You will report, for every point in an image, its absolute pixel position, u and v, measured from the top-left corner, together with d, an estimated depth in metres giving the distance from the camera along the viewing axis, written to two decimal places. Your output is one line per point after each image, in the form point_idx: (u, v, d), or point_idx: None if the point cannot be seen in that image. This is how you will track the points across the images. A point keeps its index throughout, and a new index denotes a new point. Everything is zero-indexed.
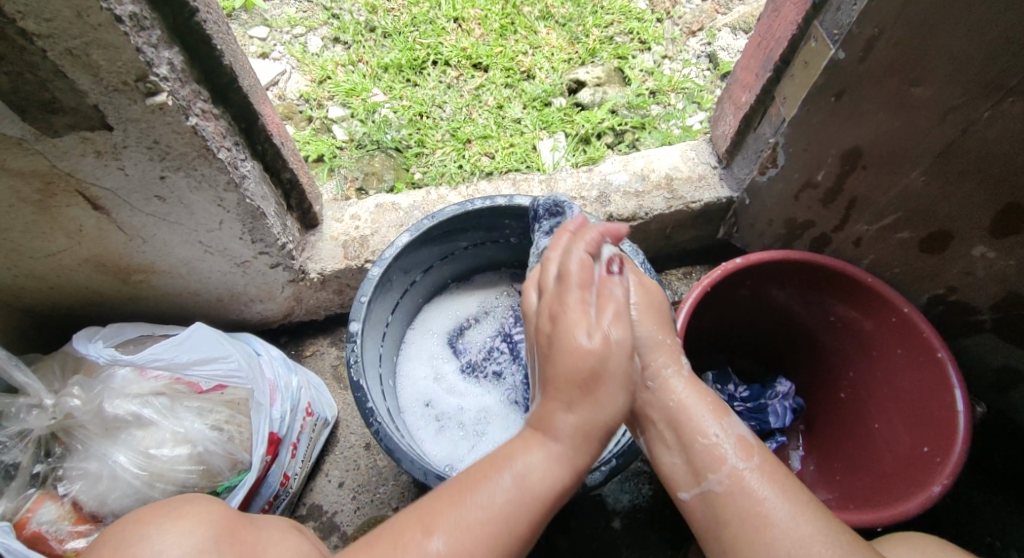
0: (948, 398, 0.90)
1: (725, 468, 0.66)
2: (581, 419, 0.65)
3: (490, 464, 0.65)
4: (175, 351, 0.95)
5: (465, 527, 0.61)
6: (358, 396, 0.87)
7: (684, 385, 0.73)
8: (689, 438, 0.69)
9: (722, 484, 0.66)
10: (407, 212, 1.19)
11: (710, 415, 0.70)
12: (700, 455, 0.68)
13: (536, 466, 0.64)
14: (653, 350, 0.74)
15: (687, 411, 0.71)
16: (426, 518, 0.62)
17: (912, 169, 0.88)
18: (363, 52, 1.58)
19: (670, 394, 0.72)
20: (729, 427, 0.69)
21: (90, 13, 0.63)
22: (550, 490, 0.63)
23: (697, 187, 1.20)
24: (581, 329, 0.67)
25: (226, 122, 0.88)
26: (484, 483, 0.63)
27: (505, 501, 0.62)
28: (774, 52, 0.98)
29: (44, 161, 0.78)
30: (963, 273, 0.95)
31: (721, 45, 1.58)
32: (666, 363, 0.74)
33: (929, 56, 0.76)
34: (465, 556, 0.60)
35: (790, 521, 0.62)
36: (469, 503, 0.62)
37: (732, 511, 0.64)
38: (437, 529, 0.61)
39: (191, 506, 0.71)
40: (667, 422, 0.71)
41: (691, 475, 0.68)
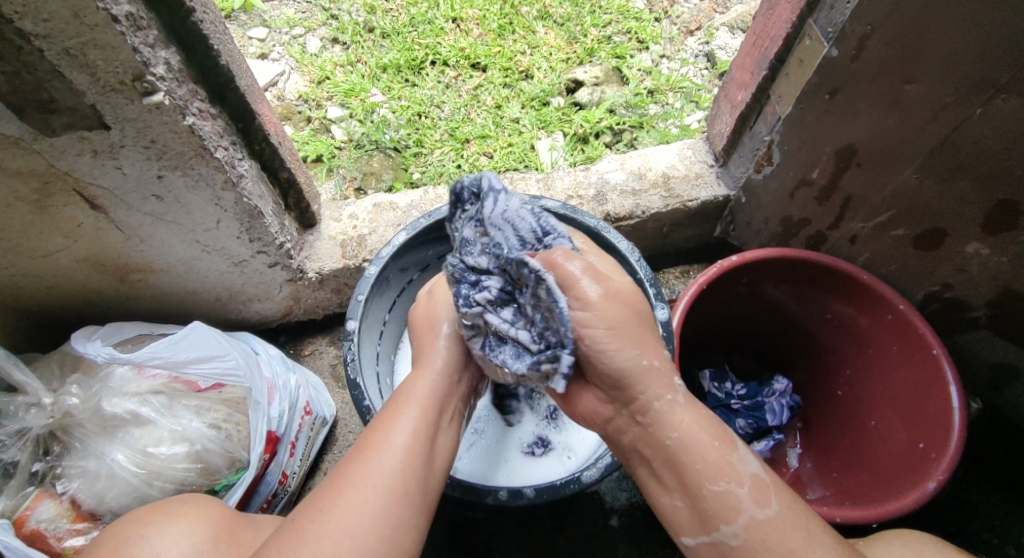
0: (944, 396, 0.90)
1: (740, 518, 0.63)
2: (449, 348, 0.81)
3: (390, 402, 0.76)
4: (173, 349, 0.94)
5: (393, 438, 0.70)
6: (354, 394, 0.87)
7: (686, 421, 0.65)
8: (696, 484, 0.64)
9: (737, 537, 0.64)
10: (405, 211, 1.19)
11: (721, 454, 0.65)
12: (710, 503, 0.64)
13: (424, 385, 0.77)
14: (638, 379, 0.64)
15: (695, 455, 0.64)
16: (357, 448, 0.71)
17: (906, 166, 0.89)
18: (362, 52, 1.59)
19: (669, 433, 0.65)
20: (739, 469, 0.64)
21: (87, 13, 0.64)
22: (440, 396, 0.77)
23: (694, 186, 1.20)
24: (433, 311, 0.85)
25: (223, 122, 0.88)
26: (392, 410, 0.74)
27: (414, 411, 0.74)
28: (769, 50, 0.99)
29: (41, 161, 0.78)
30: (958, 270, 0.95)
31: (720, 44, 1.59)
32: (656, 395, 0.64)
33: (922, 53, 0.76)
34: (402, 460, 0.69)
35: None
36: (388, 423, 0.72)
37: None
38: (370, 449, 0.70)
39: (189, 506, 0.72)
40: (666, 464, 0.66)
41: (697, 523, 0.65)
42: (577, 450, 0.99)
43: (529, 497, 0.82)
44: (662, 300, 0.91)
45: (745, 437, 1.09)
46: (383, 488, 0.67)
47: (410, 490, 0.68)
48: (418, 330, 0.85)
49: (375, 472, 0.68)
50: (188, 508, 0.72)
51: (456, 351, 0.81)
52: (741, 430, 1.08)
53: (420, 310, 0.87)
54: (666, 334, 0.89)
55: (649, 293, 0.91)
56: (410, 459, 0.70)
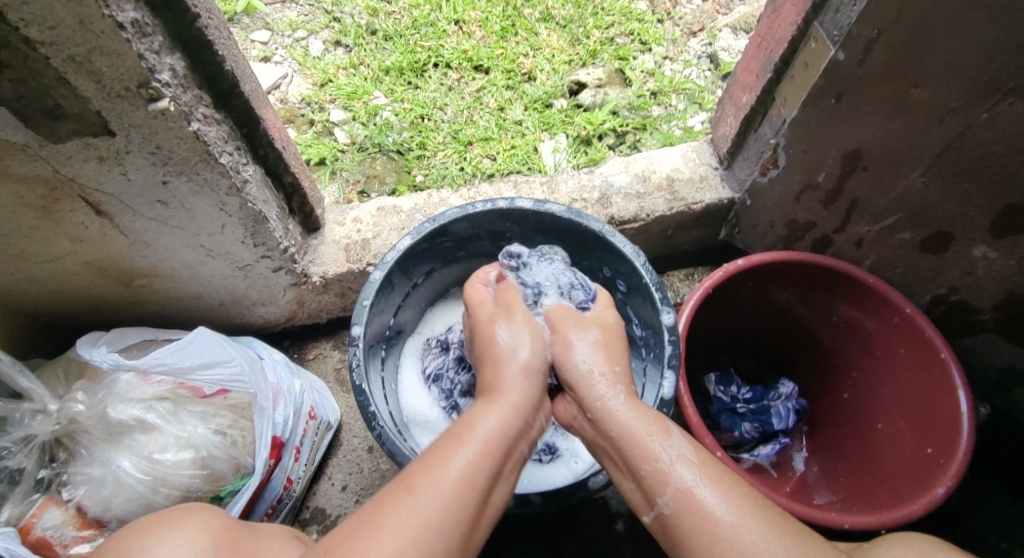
0: (952, 399, 0.89)
1: (668, 489, 0.66)
2: (521, 384, 0.74)
3: (452, 434, 0.69)
4: (179, 355, 0.94)
5: (444, 480, 0.64)
6: (360, 400, 0.87)
7: (625, 408, 0.72)
8: (634, 463, 0.69)
9: (670, 506, 0.65)
10: (409, 215, 1.19)
11: (652, 436, 0.69)
12: (647, 479, 0.67)
13: (490, 421, 0.69)
14: (586, 383, 0.75)
15: (631, 437, 0.70)
16: (403, 482, 0.65)
17: (912, 169, 0.88)
18: (364, 55, 1.59)
19: (611, 423, 0.71)
20: (671, 446, 0.68)
21: (93, 20, 0.64)
22: (506, 438, 0.69)
23: (699, 189, 1.20)
24: (490, 329, 0.80)
25: (228, 127, 0.88)
26: (449, 444, 0.67)
27: (472, 455, 0.66)
28: (774, 53, 0.98)
29: (47, 167, 0.78)
30: (964, 273, 0.95)
31: (722, 46, 1.58)
32: (604, 393, 0.73)
33: (928, 56, 0.76)
34: (447, 507, 0.63)
35: (735, 527, 0.62)
36: (442, 460, 0.66)
37: (684, 529, 0.64)
38: (418, 487, 0.64)
39: (189, 516, 0.72)
40: (614, 450, 0.71)
41: (644, 500, 0.68)
42: (584, 455, 0.99)
43: (536, 503, 0.82)
44: (669, 305, 0.91)
45: (750, 440, 1.09)
46: (424, 543, 0.61)
47: (456, 542, 0.63)
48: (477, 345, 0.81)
49: (422, 518, 0.62)
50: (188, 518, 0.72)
51: (531, 392, 0.74)
52: (747, 434, 1.08)
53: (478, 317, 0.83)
54: (673, 339, 0.88)
55: (655, 297, 0.90)
56: (457, 509, 0.63)
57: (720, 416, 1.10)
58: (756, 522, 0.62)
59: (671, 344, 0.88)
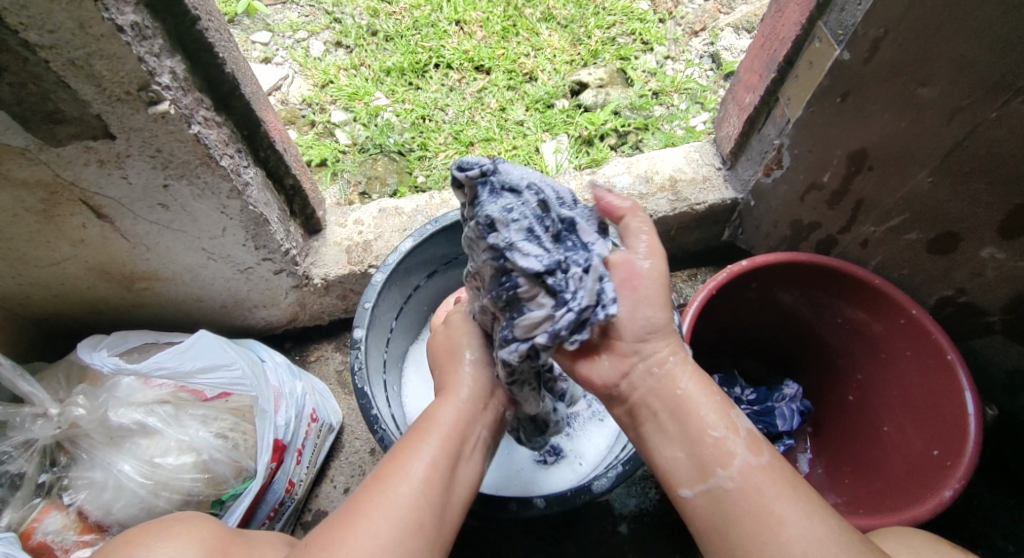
0: (959, 401, 0.89)
1: (734, 465, 0.63)
2: (473, 372, 0.79)
3: (414, 429, 0.73)
4: (180, 359, 0.96)
5: (409, 465, 0.67)
6: (363, 404, 0.86)
7: (689, 374, 0.69)
8: (695, 430, 0.66)
9: (731, 481, 0.63)
10: (411, 216, 1.19)
11: (715, 408, 0.67)
12: (707, 450, 0.65)
13: (446, 412, 0.74)
14: (658, 334, 0.70)
15: (694, 404, 0.67)
16: (368, 479, 0.67)
17: (920, 170, 0.88)
18: (365, 56, 1.58)
19: (676, 384, 0.68)
20: (734, 421, 0.66)
21: (93, 23, 0.63)
22: (462, 424, 0.73)
23: (702, 189, 1.19)
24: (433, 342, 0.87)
25: (228, 129, 0.87)
26: (412, 437, 0.71)
27: (437, 440, 0.70)
28: (778, 52, 0.98)
29: (47, 171, 0.78)
30: (972, 274, 0.94)
31: (724, 45, 1.57)
32: (668, 352, 0.70)
33: (935, 57, 0.75)
34: (413, 492, 0.65)
35: (804, 517, 0.60)
36: (405, 450, 0.69)
37: (744, 506, 0.61)
38: (386, 476, 0.66)
39: (182, 526, 0.71)
40: (669, 413, 0.67)
41: (695, 471, 0.65)
42: (588, 457, 0.99)
43: (540, 508, 0.81)
44: (673, 306, 0.90)
45: None
46: (399, 520, 0.63)
47: (428, 524, 0.64)
48: (437, 355, 0.84)
49: (392, 502, 0.64)
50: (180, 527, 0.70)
51: (484, 373, 0.79)
52: None
53: (437, 340, 0.86)
54: None
55: None
56: (425, 490, 0.66)
57: None
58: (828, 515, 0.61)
59: None
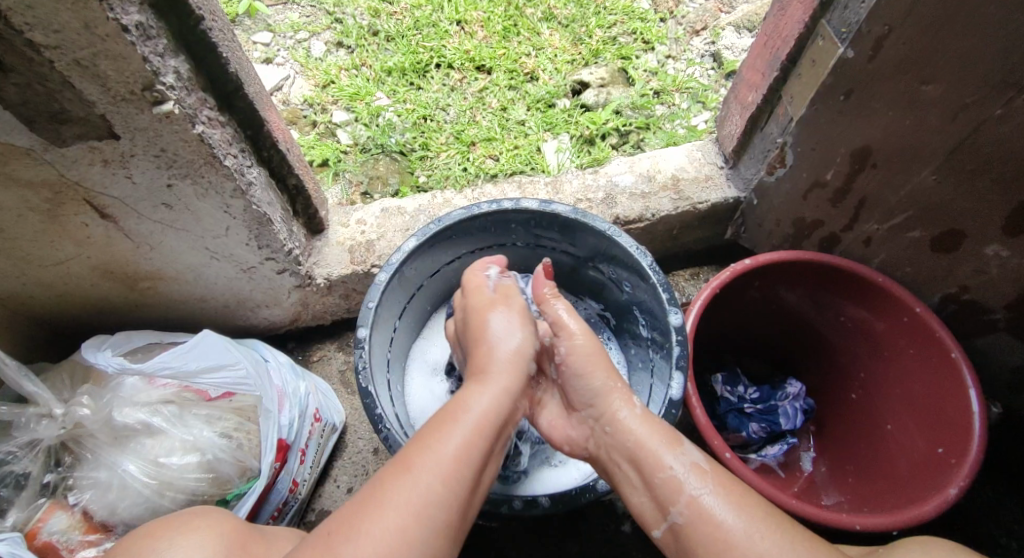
0: (963, 399, 0.89)
1: (683, 498, 0.68)
2: (513, 361, 0.77)
3: (445, 414, 0.72)
4: (183, 359, 0.96)
5: (441, 456, 0.67)
6: (366, 403, 0.86)
7: (638, 419, 0.74)
8: (648, 473, 0.71)
9: (682, 515, 0.68)
10: (413, 216, 1.18)
11: (663, 446, 0.72)
12: (661, 489, 0.70)
13: (480, 402, 0.72)
14: (601, 397, 0.77)
15: (645, 448, 0.72)
16: (398, 464, 0.67)
17: (923, 167, 0.88)
18: (367, 56, 1.58)
19: (625, 434, 0.74)
20: (683, 456, 0.71)
21: (97, 23, 0.63)
22: (496, 418, 0.72)
23: (704, 188, 1.19)
24: (486, 314, 0.82)
25: (232, 129, 0.87)
26: (444, 423, 0.70)
27: (466, 432, 0.69)
28: (781, 51, 0.97)
29: (52, 171, 0.78)
30: (975, 272, 0.94)
31: (726, 44, 1.57)
32: (620, 405, 0.76)
33: (940, 54, 0.75)
34: (442, 484, 0.65)
35: (748, 539, 0.64)
36: (436, 439, 0.68)
37: (698, 540, 0.66)
38: (414, 466, 0.66)
39: (201, 519, 0.71)
40: (628, 461, 0.73)
41: (658, 512, 0.70)
42: None
43: (545, 507, 0.81)
44: (676, 305, 0.90)
45: (758, 441, 1.07)
46: (424, 515, 0.63)
47: (452, 518, 0.65)
48: (470, 330, 0.83)
49: (421, 493, 0.64)
50: (201, 521, 0.71)
51: (521, 366, 0.78)
52: (754, 433, 1.06)
53: (472, 314, 0.84)
54: (680, 339, 0.88)
55: (662, 298, 0.90)
56: (454, 485, 0.66)
57: (727, 416, 1.09)
58: (768, 528, 0.65)
59: (678, 345, 0.88)
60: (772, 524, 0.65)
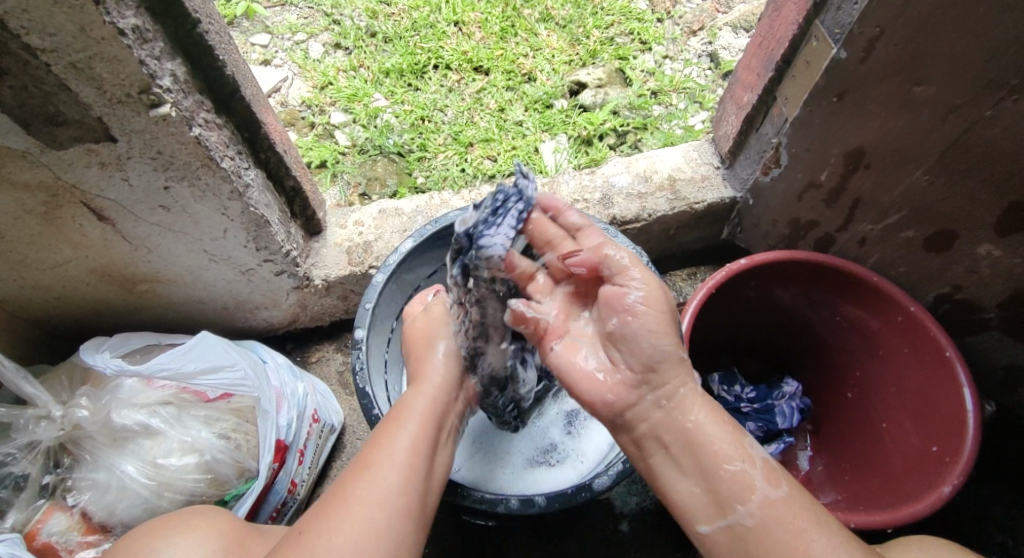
0: (957, 398, 0.89)
1: (755, 497, 0.64)
2: (444, 367, 0.86)
3: (389, 418, 0.77)
4: (181, 360, 0.95)
5: (395, 452, 0.72)
6: (364, 403, 0.87)
7: (700, 406, 0.69)
8: (710, 467, 0.66)
9: (752, 517, 0.64)
10: (410, 217, 1.19)
11: (730, 439, 0.67)
12: (726, 484, 0.65)
13: (422, 402, 0.79)
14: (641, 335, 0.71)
15: (708, 438, 0.67)
16: (357, 463, 0.71)
17: (916, 167, 0.88)
18: (364, 57, 1.59)
19: (687, 417, 0.68)
20: (750, 451, 0.67)
21: (93, 27, 0.64)
22: (436, 411, 0.79)
23: (701, 188, 1.20)
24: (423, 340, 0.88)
25: (229, 132, 0.88)
26: (390, 425, 0.76)
27: (413, 426, 0.75)
28: (776, 51, 0.98)
29: (49, 174, 0.78)
30: (969, 271, 0.95)
31: (723, 44, 1.58)
32: (680, 383, 0.70)
33: (930, 56, 0.76)
34: (399, 473, 0.70)
35: (828, 548, 0.61)
36: (389, 437, 0.74)
37: (765, 541, 0.63)
38: (373, 462, 0.71)
39: (200, 519, 0.72)
40: (683, 448, 0.68)
41: (713, 506, 0.66)
42: (589, 455, 0.99)
43: (541, 506, 0.82)
44: None
45: (755, 440, 1.08)
46: (389, 503, 0.68)
47: (414, 506, 0.70)
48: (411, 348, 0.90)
49: (383, 485, 0.69)
50: (200, 521, 0.72)
51: (451, 369, 0.86)
52: (751, 433, 1.08)
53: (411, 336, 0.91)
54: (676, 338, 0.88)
55: None
56: (411, 473, 0.71)
57: None
58: (847, 543, 0.62)
59: None
60: (851, 541, 0.63)
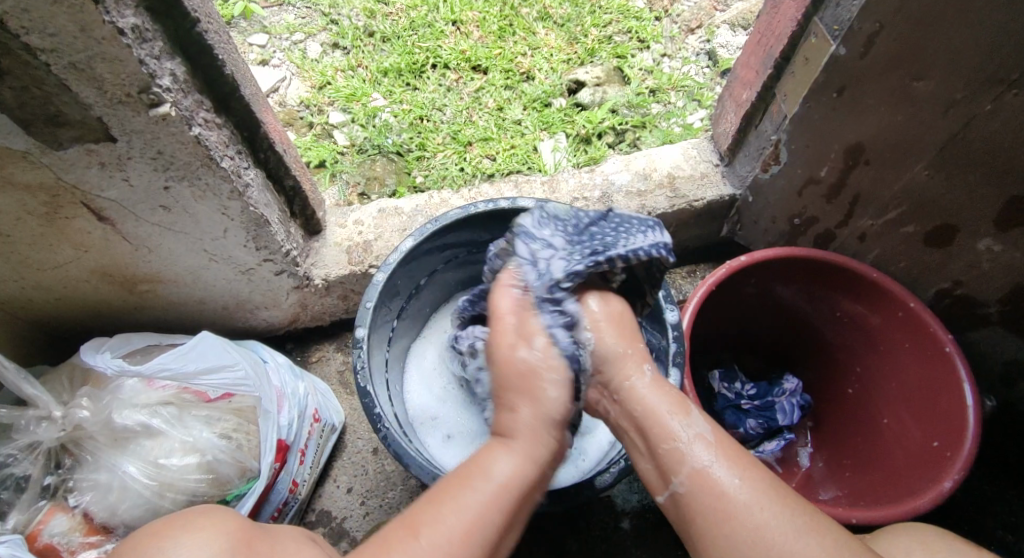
0: (957, 393, 0.90)
1: (684, 468, 0.67)
2: (538, 426, 0.70)
3: (462, 471, 0.67)
4: (182, 360, 0.96)
5: (445, 527, 0.62)
6: (366, 402, 0.87)
7: (646, 386, 0.73)
8: (653, 443, 0.70)
9: (683, 485, 0.67)
10: (410, 216, 1.19)
11: (671, 415, 0.70)
12: (665, 458, 0.68)
13: (503, 468, 0.66)
14: (616, 363, 0.74)
15: (651, 416, 0.71)
16: (406, 522, 0.64)
17: (915, 163, 0.88)
18: (363, 57, 1.59)
19: (633, 401, 0.72)
20: (689, 425, 0.69)
21: (94, 27, 0.63)
22: (521, 483, 0.67)
23: (700, 186, 1.20)
24: (510, 355, 0.72)
25: (229, 131, 0.88)
26: (458, 483, 0.66)
27: (481, 496, 0.64)
28: (774, 49, 0.98)
29: (49, 174, 0.78)
30: (969, 267, 0.95)
31: (721, 42, 1.58)
32: (627, 370, 0.74)
33: (929, 51, 0.76)
34: (445, 555, 0.61)
35: (746, 508, 0.63)
36: (448, 507, 0.64)
37: (696, 508, 0.65)
38: (419, 529, 0.62)
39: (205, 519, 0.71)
40: (634, 430, 0.72)
41: (659, 479, 0.69)
42: (590, 453, 0.99)
43: (542, 505, 0.82)
44: (672, 302, 0.91)
45: (756, 437, 1.09)
46: None
47: None
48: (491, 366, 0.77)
49: None
50: (206, 520, 0.71)
51: (547, 438, 0.70)
52: (751, 430, 1.08)
53: (502, 342, 0.74)
54: (677, 336, 0.89)
55: (659, 295, 0.90)
56: (462, 556, 0.62)
57: (725, 412, 1.10)
58: (771, 501, 0.63)
59: (676, 341, 0.89)
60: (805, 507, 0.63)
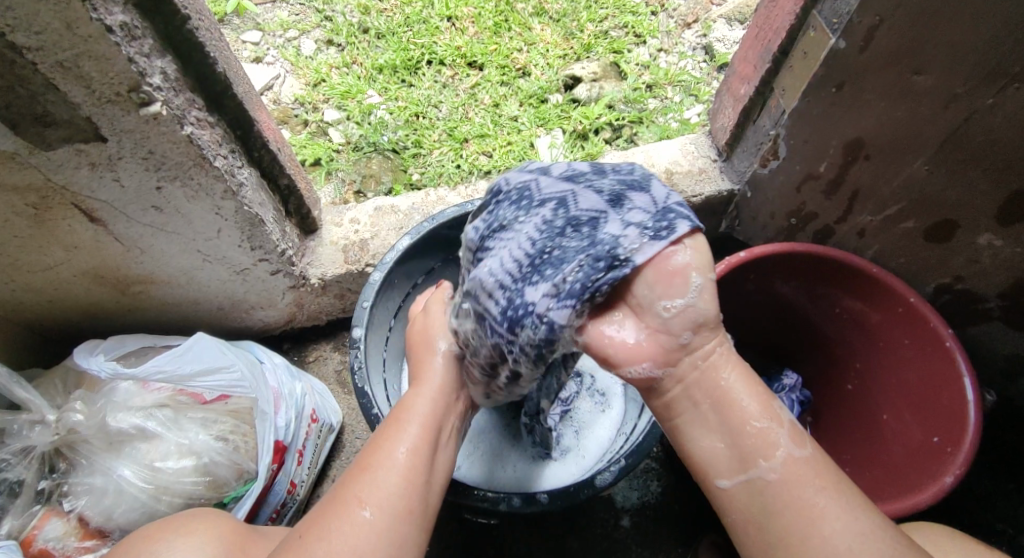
0: (958, 389, 0.89)
1: (777, 455, 0.58)
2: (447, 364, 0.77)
3: (391, 417, 0.73)
4: (178, 361, 0.94)
5: (396, 455, 0.67)
6: (363, 402, 0.86)
7: (731, 357, 0.61)
8: (738, 422, 0.59)
9: (773, 473, 0.58)
10: (407, 214, 1.18)
11: (756, 394, 0.60)
12: (752, 441, 0.58)
13: (423, 400, 0.73)
14: (715, 330, 0.60)
15: (736, 390, 0.60)
16: (356, 468, 0.67)
17: (916, 158, 0.88)
18: (357, 54, 1.57)
19: (720, 371, 0.59)
20: (778, 410, 0.60)
21: (80, 24, 0.62)
22: (439, 412, 0.73)
23: (697, 181, 1.19)
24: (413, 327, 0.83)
25: (221, 130, 0.87)
26: (392, 424, 0.71)
27: (415, 426, 0.70)
28: (772, 42, 0.97)
29: (38, 175, 0.77)
30: (969, 261, 0.94)
31: (717, 37, 1.57)
32: (714, 341, 0.60)
33: (930, 43, 0.75)
34: (401, 479, 0.66)
35: (843, 514, 0.57)
36: (389, 441, 0.68)
37: (784, 502, 0.57)
38: (371, 465, 0.66)
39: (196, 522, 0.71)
40: (710, 402, 0.60)
41: (734, 463, 0.59)
42: (590, 451, 0.99)
43: (543, 504, 0.82)
44: None
45: None
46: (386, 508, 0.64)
47: (413, 513, 0.65)
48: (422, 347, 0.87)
49: (382, 488, 0.65)
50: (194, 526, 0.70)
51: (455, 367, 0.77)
52: None
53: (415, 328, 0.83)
54: None
55: None
56: (418, 469, 0.67)
57: None
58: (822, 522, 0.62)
59: None
60: None
